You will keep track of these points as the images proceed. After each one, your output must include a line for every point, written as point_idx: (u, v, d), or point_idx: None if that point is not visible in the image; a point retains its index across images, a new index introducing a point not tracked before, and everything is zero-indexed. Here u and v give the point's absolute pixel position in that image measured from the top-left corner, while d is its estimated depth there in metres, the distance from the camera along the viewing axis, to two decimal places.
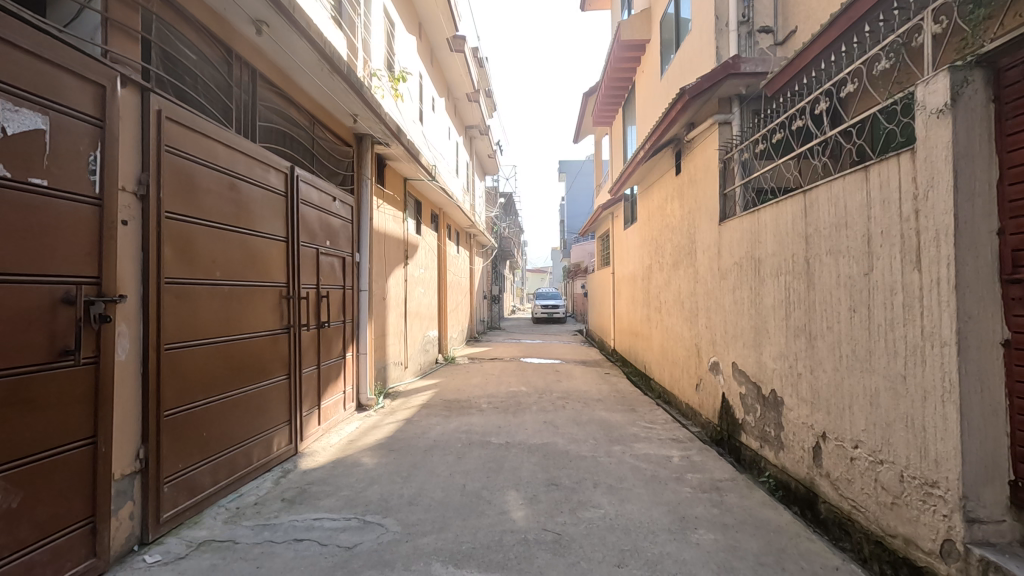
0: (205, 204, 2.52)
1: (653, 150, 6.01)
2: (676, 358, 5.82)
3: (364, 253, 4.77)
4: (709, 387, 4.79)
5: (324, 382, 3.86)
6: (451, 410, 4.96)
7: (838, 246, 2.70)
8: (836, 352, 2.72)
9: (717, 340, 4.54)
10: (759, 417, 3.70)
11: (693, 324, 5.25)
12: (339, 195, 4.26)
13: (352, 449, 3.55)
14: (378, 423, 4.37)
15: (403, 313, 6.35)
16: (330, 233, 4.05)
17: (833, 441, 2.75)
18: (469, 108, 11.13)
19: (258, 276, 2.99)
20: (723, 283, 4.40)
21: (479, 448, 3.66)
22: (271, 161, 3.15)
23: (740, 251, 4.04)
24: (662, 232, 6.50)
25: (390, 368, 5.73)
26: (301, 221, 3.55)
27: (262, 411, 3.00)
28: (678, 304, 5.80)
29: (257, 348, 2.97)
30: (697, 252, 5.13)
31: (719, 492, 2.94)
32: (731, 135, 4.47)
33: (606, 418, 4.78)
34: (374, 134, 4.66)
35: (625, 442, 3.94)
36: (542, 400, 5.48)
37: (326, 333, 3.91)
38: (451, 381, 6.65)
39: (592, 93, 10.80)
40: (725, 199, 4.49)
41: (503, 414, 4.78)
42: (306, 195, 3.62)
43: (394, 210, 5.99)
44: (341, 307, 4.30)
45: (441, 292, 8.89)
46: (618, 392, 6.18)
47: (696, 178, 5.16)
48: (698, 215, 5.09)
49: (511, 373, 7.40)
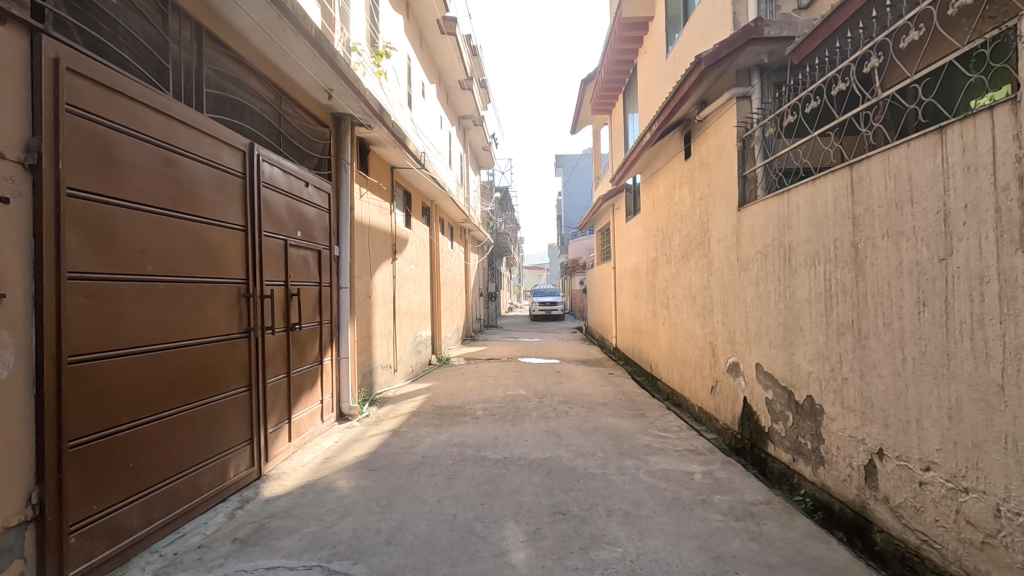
0: (130, 182, 2.05)
1: (660, 133, 5.54)
2: (688, 358, 5.37)
3: (344, 247, 4.30)
4: (727, 390, 4.36)
5: (296, 391, 3.39)
6: (443, 418, 4.49)
7: (899, 227, 2.24)
8: (898, 354, 2.27)
9: (738, 340, 4.09)
10: (791, 426, 3.26)
11: (707, 322, 4.81)
12: (313, 180, 3.79)
13: (325, 470, 3.09)
14: (360, 435, 3.90)
15: (392, 313, 5.89)
16: (302, 223, 3.59)
17: (893, 460, 2.31)
18: (462, 96, 10.66)
19: (207, 271, 2.52)
20: (743, 276, 3.95)
21: (472, 467, 3.20)
22: (224, 136, 2.68)
23: (764, 239, 3.58)
24: (669, 222, 6.05)
25: (376, 371, 5.27)
26: (264, 208, 3.08)
27: (215, 431, 2.53)
28: (688, 300, 5.36)
29: (209, 356, 2.51)
30: (710, 242, 4.68)
31: (754, 521, 2.49)
32: (751, 111, 4.02)
33: (614, 426, 4.33)
34: (353, 114, 4.21)
35: (637, 456, 3.48)
36: (543, 405, 5.03)
37: (297, 336, 3.45)
38: (445, 385, 6.19)
39: (592, 80, 10.34)
40: (744, 182, 4.03)
41: (500, 422, 4.33)
42: (269, 178, 3.15)
43: (380, 201, 5.51)
44: (317, 307, 3.84)
45: (435, 289, 8.43)
46: (625, 395, 5.72)
47: (709, 161, 4.70)
48: (712, 201, 4.63)
49: (509, 375, 6.94)
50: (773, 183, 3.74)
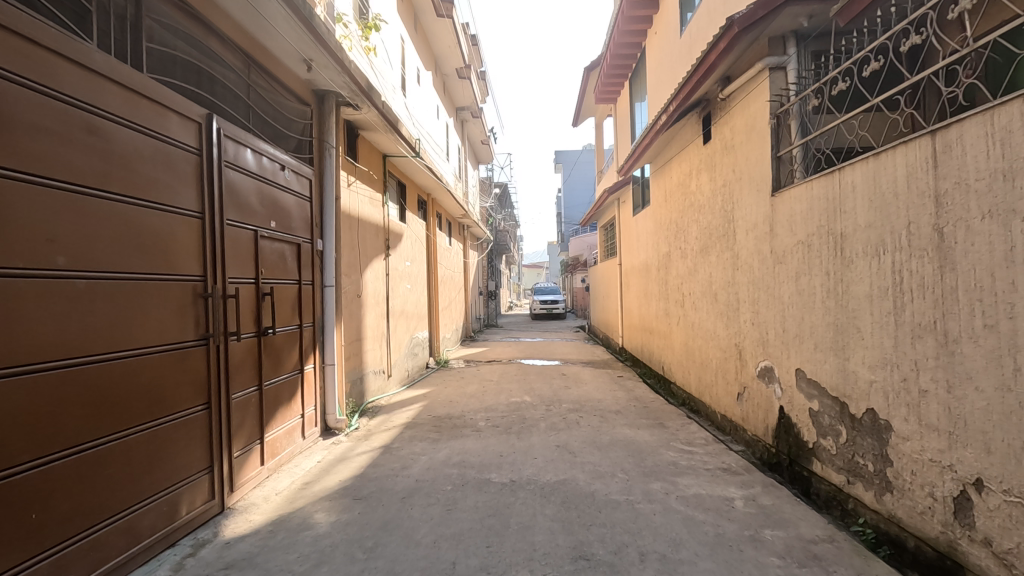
0: (32, 148, 1.60)
1: (676, 115, 5.08)
2: (708, 360, 4.92)
3: (328, 240, 3.84)
4: (757, 397, 3.91)
5: (269, 406, 2.93)
6: (441, 431, 4.03)
7: (1009, 204, 1.79)
8: (1007, 364, 1.82)
9: (772, 342, 3.63)
10: (843, 442, 2.81)
11: (732, 322, 4.36)
12: (290, 163, 3.32)
13: (302, 500, 2.63)
14: (347, 454, 3.44)
15: (385, 313, 5.43)
16: (277, 212, 3.12)
17: (999, 495, 1.86)
18: (460, 86, 10.19)
19: (150, 266, 2.06)
20: (778, 270, 3.50)
21: (475, 494, 2.74)
22: (171, 103, 2.22)
23: (807, 227, 3.12)
24: (684, 214, 5.60)
25: (367, 378, 4.81)
26: (228, 192, 2.61)
27: (161, 461, 2.08)
28: (709, 298, 4.90)
29: (152, 370, 2.05)
30: (736, 233, 4.23)
31: (822, 567, 2.04)
32: (787, 84, 3.56)
33: (633, 438, 3.88)
34: (338, 91, 3.75)
35: (664, 477, 3.03)
36: (551, 414, 4.58)
37: (270, 342, 2.98)
38: (443, 391, 5.72)
39: (594, 68, 9.88)
40: (779, 163, 3.58)
41: (504, 435, 3.88)
42: (234, 157, 2.68)
43: (370, 191, 5.04)
44: (296, 308, 3.38)
45: (432, 287, 7.97)
46: (639, 402, 5.26)
47: (734, 143, 4.24)
48: (738, 188, 4.17)
49: (512, 379, 6.48)
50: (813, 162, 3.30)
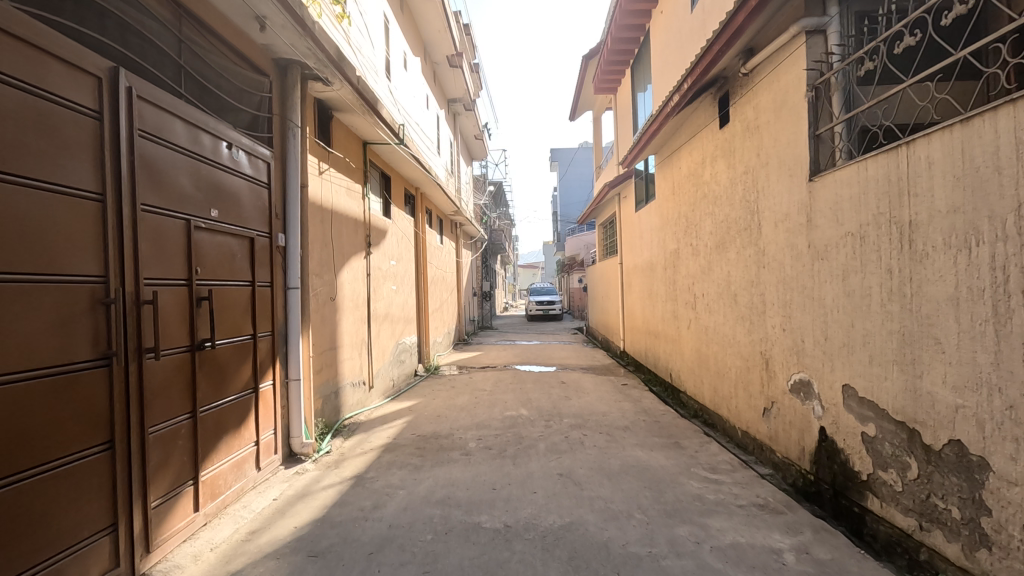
0: None
1: (689, 95, 4.56)
2: (727, 369, 4.40)
3: (291, 235, 3.29)
4: (789, 414, 3.39)
5: (209, 436, 2.39)
6: (426, 456, 3.49)
7: None
8: None
9: (810, 351, 3.11)
10: (913, 478, 2.29)
11: (756, 327, 3.83)
12: (240, 141, 2.78)
13: (242, 558, 2.09)
14: (311, 487, 2.90)
15: (366, 318, 4.88)
16: (220, 197, 2.57)
17: None
18: (451, 75, 9.64)
19: (13, 262, 1.52)
20: (819, 268, 2.97)
21: (461, 547, 2.20)
22: (53, 46, 1.68)
23: (860, 215, 2.60)
24: (696, 206, 5.08)
25: (343, 391, 4.26)
26: (147, 170, 2.06)
27: (30, 526, 1.54)
28: (727, 300, 4.37)
29: (15, 404, 1.51)
30: (762, 225, 3.71)
31: None
32: (827, 50, 3.05)
33: (647, 463, 3.35)
34: (303, 60, 3.21)
35: (692, 518, 2.51)
36: (551, 432, 4.04)
37: (211, 357, 2.43)
38: (430, 403, 5.18)
39: (594, 56, 9.34)
40: (818, 143, 3.06)
41: (498, 461, 3.34)
42: (156, 127, 2.13)
43: (346, 180, 4.49)
44: (250, 315, 2.83)
45: (421, 289, 7.42)
46: (648, 415, 4.74)
47: (759, 123, 3.72)
48: (764, 175, 3.65)
49: (507, 389, 5.95)
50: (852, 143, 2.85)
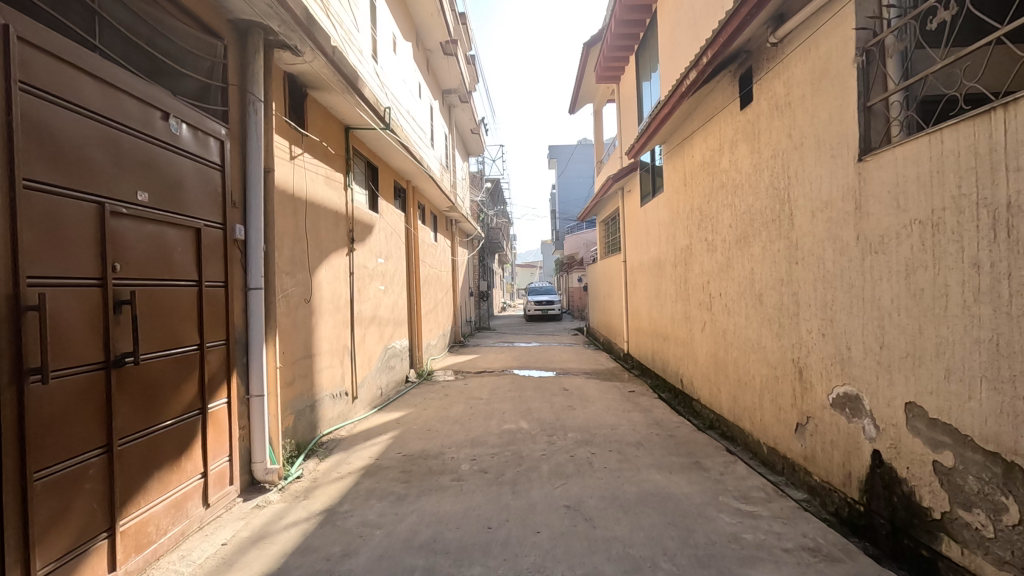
0: None
1: (707, 73, 4.09)
2: (750, 378, 3.95)
3: (252, 227, 2.82)
4: (830, 432, 2.93)
5: (134, 473, 1.93)
6: (411, 482, 3.02)
7: None
8: None
9: (858, 361, 2.66)
10: (1011, 524, 1.84)
11: (788, 332, 3.37)
12: (182, 111, 2.31)
13: None
14: (272, 525, 2.43)
15: (348, 322, 4.41)
16: (152, 177, 2.10)
17: None
18: (445, 64, 9.17)
19: None
20: (873, 263, 2.52)
21: None
22: None
23: (931, 198, 2.15)
24: (713, 197, 4.62)
25: (319, 404, 3.79)
26: (37, 136, 1.60)
27: None
28: (751, 300, 3.92)
29: None
30: (795, 215, 3.25)
31: None
32: (882, 5, 2.59)
33: (668, 490, 2.89)
34: (265, 22, 2.74)
35: (731, 569, 2.05)
36: (554, 450, 3.58)
37: (138, 375, 1.97)
38: (421, 415, 4.71)
39: (595, 43, 8.87)
40: (869, 116, 2.61)
41: (495, 490, 2.88)
42: (52, 82, 1.66)
43: (324, 168, 4.02)
44: (196, 321, 2.36)
45: (414, 289, 6.95)
46: (661, 429, 4.28)
47: (791, 99, 3.25)
48: (798, 158, 3.18)
49: (505, 397, 5.48)
50: (914, 114, 2.41)
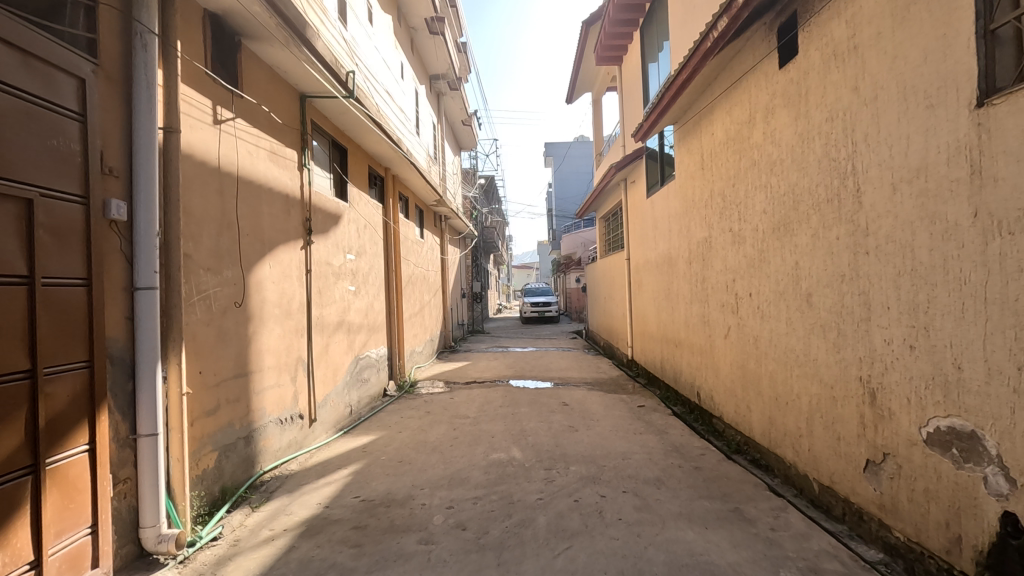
0: None
1: (737, 25, 3.34)
2: (793, 397, 3.21)
3: (141, 206, 2.06)
4: (922, 478, 2.19)
5: None
6: (364, 546, 2.25)
7: None
8: None
9: (975, 386, 1.92)
10: None
11: (852, 343, 2.64)
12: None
13: None
14: None
15: (303, 329, 3.65)
16: None
17: None
18: (432, 45, 8.40)
19: None
20: (1008, 249, 1.78)
21: None
22: None
23: None
24: (740, 178, 3.89)
25: (259, 435, 3.02)
26: None
27: None
28: (795, 302, 3.17)
29: None
30: (863, 191, 2.51)
31: None
32: None
33: (706, 557, 2.15)
34: None
35: None
36: (554, 493, 2.83)
37: None
38: (395, 439, 3.95)
39: (596, 21, 8.14)
40: (991, 45, 1.87)
41: (474, 559, 2.13)
42: None
43: (269, 141, 3.26)
44: (24, 338, 1.61)
45: (395, 290, 6.19)
46: (682, 458, 3.54)
47: (858, 42, 2.51)
48: (871, 117, 2.44)
49: (496, 414, 4.73)
50: None
